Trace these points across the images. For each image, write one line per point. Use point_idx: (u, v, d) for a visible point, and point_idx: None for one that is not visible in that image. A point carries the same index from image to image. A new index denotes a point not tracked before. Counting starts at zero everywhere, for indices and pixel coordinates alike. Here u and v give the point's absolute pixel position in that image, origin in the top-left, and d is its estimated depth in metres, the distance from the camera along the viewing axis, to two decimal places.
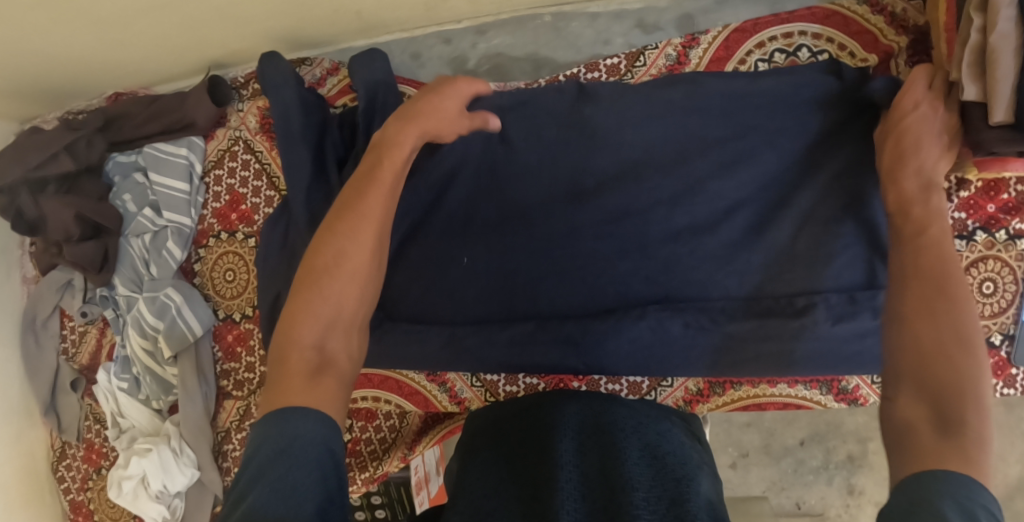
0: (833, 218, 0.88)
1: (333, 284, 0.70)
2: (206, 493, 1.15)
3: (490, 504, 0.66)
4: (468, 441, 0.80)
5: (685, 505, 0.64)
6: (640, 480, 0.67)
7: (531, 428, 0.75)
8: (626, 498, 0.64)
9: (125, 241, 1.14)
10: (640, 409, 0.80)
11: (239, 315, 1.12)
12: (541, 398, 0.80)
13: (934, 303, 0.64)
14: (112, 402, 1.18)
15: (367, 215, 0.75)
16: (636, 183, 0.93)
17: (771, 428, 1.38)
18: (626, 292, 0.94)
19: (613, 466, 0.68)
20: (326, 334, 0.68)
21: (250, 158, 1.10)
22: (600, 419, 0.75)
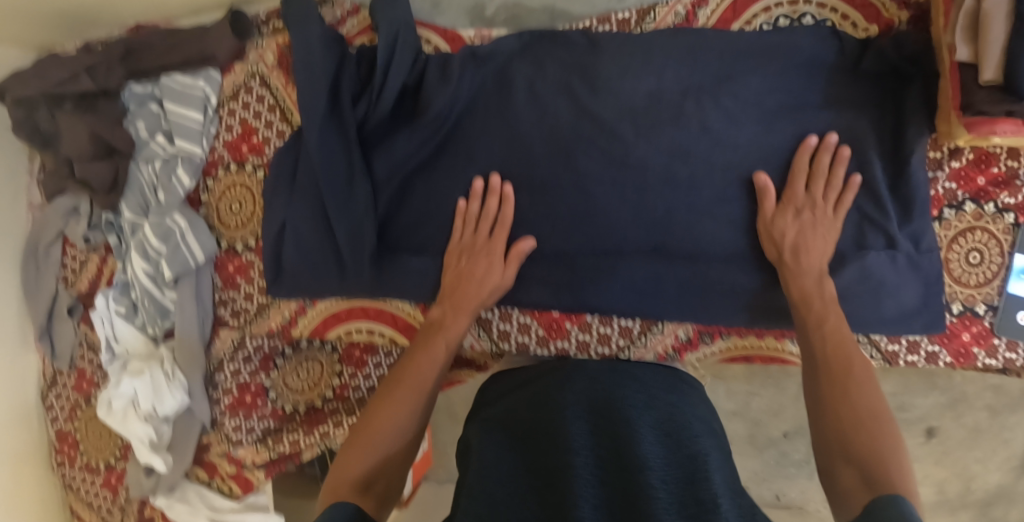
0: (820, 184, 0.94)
1: (382, 422, 0.86)
2: (195, 422, 1.17)
3: (512, 494, 0.72)
4: (479, 424, 0.86)
5: (703, 483, 0.69)
6: (656, 460, 0.71)
7: (538, 415, 0.80)
8: (643, 480, 0.68)
9: (134, 167, 1.15)
10: (650, 389, 0.86)
11: (241, 246, 1.13)
12: (546, 386, 0.86)
13: (844, 372, 0.83)
14: (108, 327, 1.19)
15: (423, 375, 0.90)
16: (645, 141, 0.98)
17: (756, 419, 1.46)
18: (627, 237, 0.99)
19: (626, 448, 0.72)
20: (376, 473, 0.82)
21: (264, 93, 1.12)
22: (608, 402, 0.80)
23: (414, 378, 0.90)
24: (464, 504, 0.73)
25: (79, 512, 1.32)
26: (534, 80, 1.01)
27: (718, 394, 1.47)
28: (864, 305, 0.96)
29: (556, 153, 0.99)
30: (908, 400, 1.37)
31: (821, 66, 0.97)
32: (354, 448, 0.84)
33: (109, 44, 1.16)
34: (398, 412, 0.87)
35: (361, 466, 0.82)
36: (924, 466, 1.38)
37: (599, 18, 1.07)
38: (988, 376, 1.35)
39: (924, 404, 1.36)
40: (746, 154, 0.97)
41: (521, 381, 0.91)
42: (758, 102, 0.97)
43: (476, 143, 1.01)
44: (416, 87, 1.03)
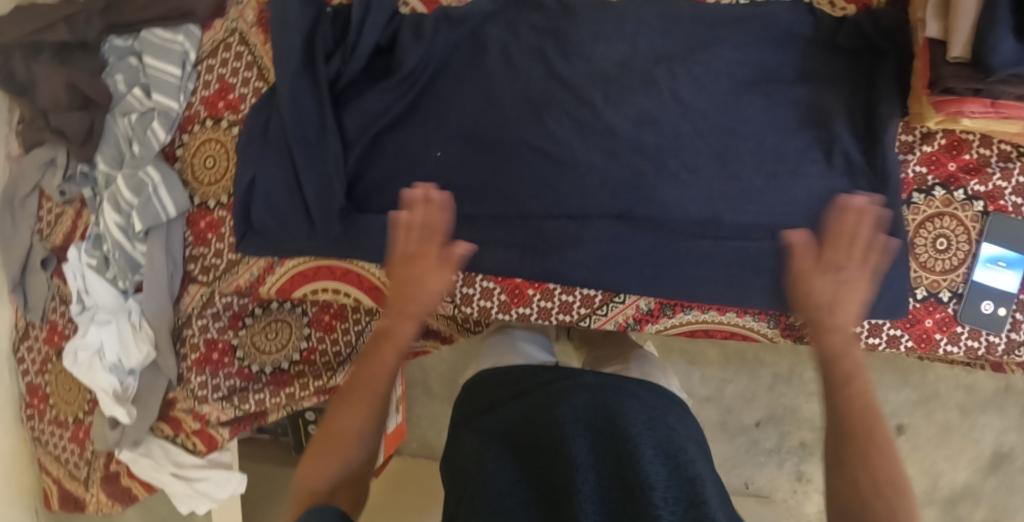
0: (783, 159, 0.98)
1: (338, 425, 0.77)
2: (160, 379, 1.17)
3: (508, 510, 0.71)
4: (472, 424, 0.84)
5: (705, 507, 0.68)
6: (658, 479, 0.71)
7: (537, 423, 0.79)
8: (645, 499, 0.68)
9: (111, 119, 1.16)
10: (648, 395, 0.84)
11: (213, 203, 1.14)
12: (545, 389, 0.83)
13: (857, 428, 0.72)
14: (80, 280, 1.20)
15: (389, 370, 0.81)
16: (618, 105, 0.98)
17: (729, 405, 1.49)
18: (590, 204, 0.99)
19: (629, 466, 0.72)
20: (340, 480, 0.75)
21: (243, 50, 1.12)
22: (611, 413, 0.79)
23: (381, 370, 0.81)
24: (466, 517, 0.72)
25: (48, 467, 1.33)
26: (507, 44, 1.00)
27: (693, 380, 1.50)
28: None
29: (522, 118, 0.99)
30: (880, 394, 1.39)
31: (791, 39, 1.00)
32: (318, 451, 0.76)
33: None
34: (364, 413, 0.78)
35: (328, 472, 0.75)
36: None
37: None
38: (962, 375, 1.37)
39: (896, 399, 1.39)
40: (713, 124, 0.99)
41: (515, 382, 0.87)
42: (729, 73, 0.99)
43: (446, 101, 1.01)
44: (390, 46, 1.03)
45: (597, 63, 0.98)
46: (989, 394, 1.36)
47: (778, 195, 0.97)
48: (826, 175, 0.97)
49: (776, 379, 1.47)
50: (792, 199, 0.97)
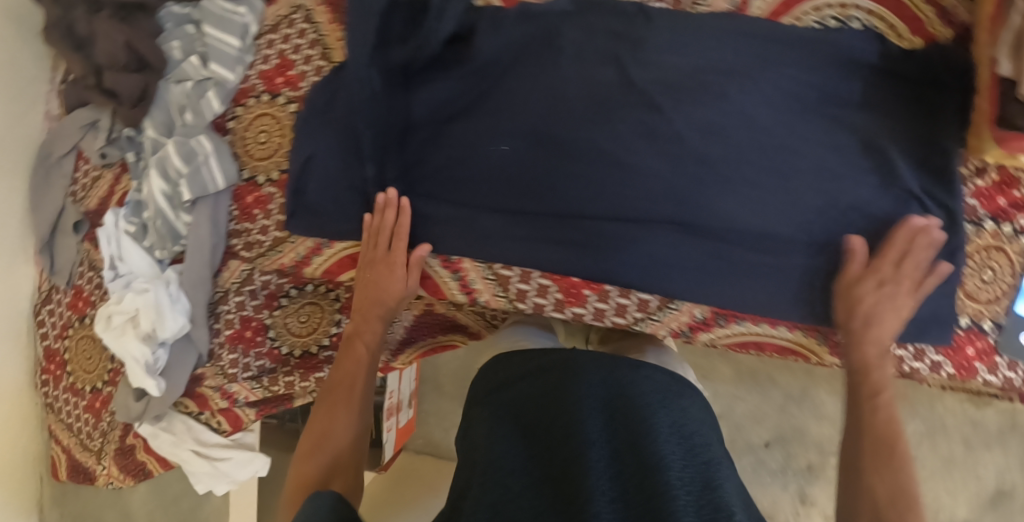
0: (845, 183, 0.98)
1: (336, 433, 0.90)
2: (191, 353, 1.14)
3: (521, 487, 0.75)
4: (491, 398, 0.89)
5: (717, 490, 0.74)
6: (673, 458, 0.76)
7: (552, 402, 0.83)
8: (661, 476, 0.73)
9: (164, 85, 1.14)
10: (664, 377, 0.88)
11: (264, 178, 1.11)
12: (561, 367, 0.87)
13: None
14: (114, 245, 1.17)
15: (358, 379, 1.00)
16: (687, 113, 0.98)
17: (738, 423, 1.48)
18: (652, 210, 0.99)
19: (643, 446, 0.76)
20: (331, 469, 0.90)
21: (307, 28, 1.10)
22: (626, 395, 0.83)
23: (352, 377, 1.00)
24: (480, 486, 0.77)
25: (59, 434, 1.30)
26: (582, 45, 0.99)
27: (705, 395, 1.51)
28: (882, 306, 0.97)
29: (583, 118, 0.98)
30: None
31: (860, 67, 1.00)
32: (309, 453, 0.92)
33: None
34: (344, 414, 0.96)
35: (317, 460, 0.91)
36: None
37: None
38: (970, 409, 1.37)
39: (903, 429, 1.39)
40: (777, 142, 0.99)
41: (531, 359, 0.91)
42: (797, 92, 1.00)
43: (512, 93, 0.99)
44: (465, 37, 1.02)
45: (673, 73, 0.98)
46: (994, 429, 1.36)
47: (835, 216, 0.99)
48: (884, 200, 0.99)
49: (787, 400, 1.45)
50: (846, 221, 0.99)
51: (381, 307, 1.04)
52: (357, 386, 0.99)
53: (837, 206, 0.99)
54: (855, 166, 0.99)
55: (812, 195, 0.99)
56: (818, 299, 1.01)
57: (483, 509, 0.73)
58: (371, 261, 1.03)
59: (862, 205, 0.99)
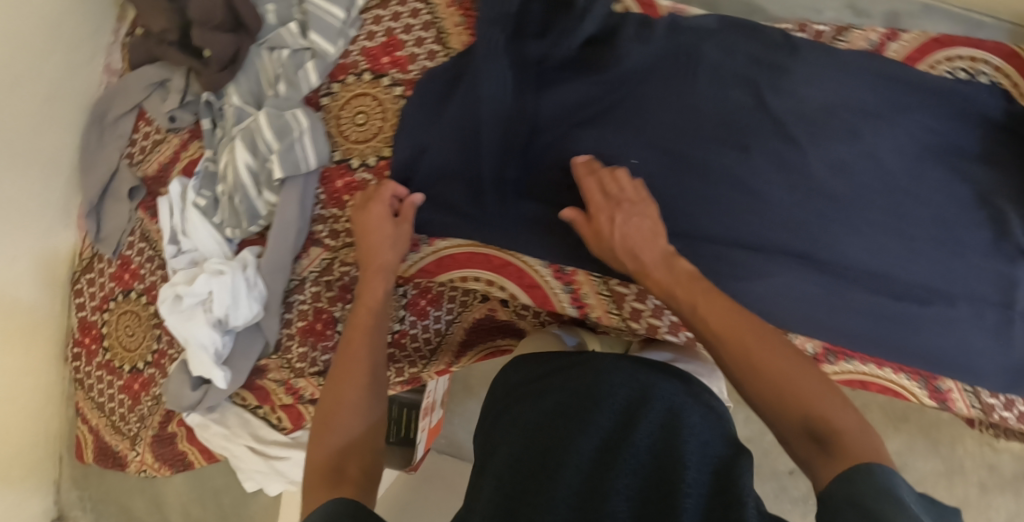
0: (966, 233, 0.96)
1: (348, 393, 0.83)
2: (257, 341, 1.05)
3: (525, 480, 0.70)
4: (511, 404, 0.82)
5: (736, 489, 0.66)
6: (692, 459, 0.69)
7: (572, 397, 0.78)
8: (680, 478, 0.67)
9: (255, 51, 1.05)
10: (695, 384, 0.82)
11: (358, 163, 1.04)
12: (584, 375, 0.81)
13: (735, 344, 0.76)
14: (179, 217, 1.08)
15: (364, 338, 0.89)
16: (821, 145, 0.96)
17: (767, 449, 1.48)
18: (776, 239, 0.97)
19: (665, 449, 0.71)
20: (346, 455, 0.78)
21: (421, 8, 1.03)
22: (645, 397, 0.77)
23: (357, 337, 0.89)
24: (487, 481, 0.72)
25: (86, 413, 1.21)
26: (720, 66, 0.96)
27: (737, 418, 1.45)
28: (979, 353, 0.97)
29: (718, 140, 0.96)
30: (909, 460, 1.34)
31: (982, 120, 0.98)
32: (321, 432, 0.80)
33: None
34: (353, 380, 0.84)
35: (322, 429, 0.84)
36: None
37: (794, 23, 1.05)
38: (988, 453, 1.31)
39: (924, 468, 1.33)
40: (902, 185, 0.96)
41: (552, 360, 0.88)
42: (926, 137, 0.97)
43: (647, 101, 0.96)
44: (600, 41, 0.98)
45: (812, 104, 0.96)
46: (1011, 474, 1.30)
47: (945, 263, 0.96)
48: (999, 254, 0.96)
49: None
50: (964, 272, 0.96)
51: (384, 265, 0.96)
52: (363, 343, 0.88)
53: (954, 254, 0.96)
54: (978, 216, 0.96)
55: (926, 244, 0.96)
56: (918, 341, 0.98)
57: (488, 502, 0.69)
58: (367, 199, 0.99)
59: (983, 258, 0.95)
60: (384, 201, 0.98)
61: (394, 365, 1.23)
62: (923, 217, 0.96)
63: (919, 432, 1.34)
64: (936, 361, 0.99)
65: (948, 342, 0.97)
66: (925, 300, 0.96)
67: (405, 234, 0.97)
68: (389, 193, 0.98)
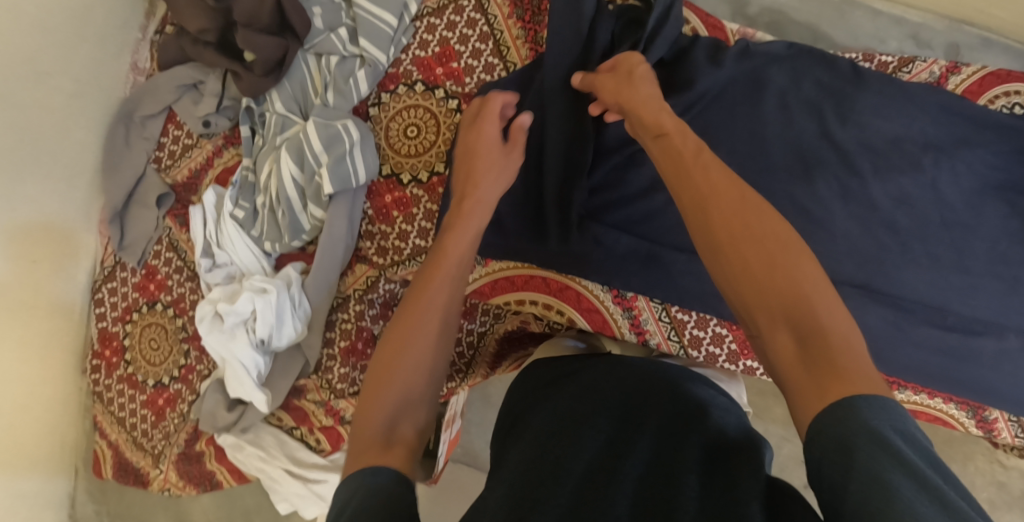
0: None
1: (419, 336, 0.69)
2: (297, 360, 1.01)
3: (524, 472, 0.66)
4: (524, 414, 0.80)
5: (738, 489, 0.60)
6: (694, 462, 0.65)
7: (580, 403, 0.76)
8: (680, 481, 0.62)
9: (302, 56, 1.01)
10: (709, 390, 0.79)
11: (408, 178, 0.99)
12: (599, 381, 0.80)
13: (724, 236, 0.62)
14: (214, 228, 1.02)
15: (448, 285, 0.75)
16: (885, 176, 0.94)
17: (784, 463, 1.39)
18: (838, 269, 0.96)
19: (674, 455, 0.66)
20: (401, 416, 0.64)
21: (479, 18, 0.99)
22: (661, 402, 0.74)
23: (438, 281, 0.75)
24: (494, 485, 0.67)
25: (105, 427, 1.15)
26: (786, 91, 0.97)
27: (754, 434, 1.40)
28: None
29: (785, 169, 0.95)
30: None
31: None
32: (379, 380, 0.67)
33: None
34: (428, 329, 0.70)
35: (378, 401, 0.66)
36: None
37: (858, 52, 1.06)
38: (998, 470, 1.27)
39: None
40: (959, 220, 0.94)
41: (567, 366, 0.88)
42: (987, 171, 0.95)
43: (717, 124, 0.97)
44: (670, 62, 1.02)
45: (880, 134, 0.95)
46: (1019, 493, 1.25)
47: (1004, 297, 0.93)
48: None
49: None
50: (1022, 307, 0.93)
51: (476, 224, 0.83)
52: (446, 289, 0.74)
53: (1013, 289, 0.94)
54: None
55: (984, 274, 0.94)
56: (961, 372, 0.98)
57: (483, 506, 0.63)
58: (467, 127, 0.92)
59: None
60: (490, 136, 0.89)
61: None
62: (981, 252, 0.94)
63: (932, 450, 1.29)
64: (979, 390, 0.99)
65: (997, 376, 0.96)
66: (976, 332, 0.95)
67: (513, 166, 0.89)
68: (495, 129, 0.89)
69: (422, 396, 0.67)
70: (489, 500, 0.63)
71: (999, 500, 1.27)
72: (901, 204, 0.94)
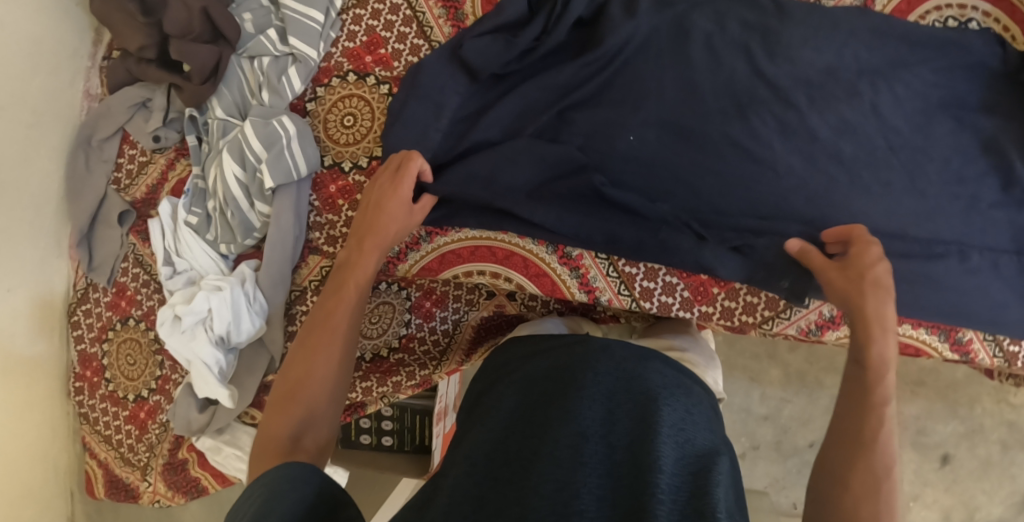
0: (981, 184, 0.92)
1: (319, 356, 0.77)
2: (262, 355, 1.04)
3: (509, 477, 0.67)
4: (494, 387, 0.83)
5: (709, 497, 0.64)
6: (667, 461, 0.67)
7: (558, 381, 0.77)
8: (651, 480, 0.64)
9: (236, 61, 1.05)
10: (672, 370, 0.81)
11: (349, 165, 1.02)
12: (581, 354, 0.81)
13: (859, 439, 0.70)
14: (171, 237, 1.06)
15: (338, 336, 0.79)
16: (819, 106, 0.93)
17: (786, 425, 1.33)
18: (786, 207, 0.93)
19: (644, 444, 0.68)
20: (305, 427, 0.74)
21: (400, 3, 1.02)
22: (632, 386, 0.75)
23: (331, 332, 0.79)
24: (457, 462, 0.71)
25: (94, 447, 1.18)
26: (712, 36, 0.96)
27: (751, 398, 1.35)
28: (1000, 306, 0.93)
29: (716, 113, 0.94)
30: (928, 424, 1.27)
31: (979, 70, 0.93)
32: (283, 405, 0.75)
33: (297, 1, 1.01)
34: (324, 364, 0.77)
35: (293, 419, 0.74)
36: (935, 491, 1.27)
37: None
38: (1006, 410, 1.25)
39: (943, 431, 1.27)
40: (906, 142, 0.93)
41: (539, 340, 0.90)
42: (923, 89, 0.93)
43: (650, 79, 0.96)
44: (590, 21, 0.98)
45: (814, 63, 0.94)
46: None
47: (962, 216, 0.92)
48: (1002, 204, 0.91)
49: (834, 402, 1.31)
50: (977, 223, 0.92)
51: (363, 274, 0.85)
52: (338, 346, 0.78)
53: (964, 206, 0.92)
54: (981, 165, 0.92)
55: (939, 196, 0.92)
56: (930, 300, 0.93)
57: (455, 484, 0.68)
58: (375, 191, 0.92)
59: (997, 206, 0.91)
60: (405, 193, 0.90)
61: (403, 369, 1.16)
62: (933, 173, 0.92)
63: (936, 395, 1.27)
64: (952, 313, 0.94)
65: (966, 297, 0.93)
66: (938, 255, 0.93)
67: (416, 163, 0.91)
68: (409, 186, 0.91)
69: (325, 413, 0.75)
70: (459, 484, 0.67)
71: (1006, 438, 1.25)
72: (837, 130, 0.93)
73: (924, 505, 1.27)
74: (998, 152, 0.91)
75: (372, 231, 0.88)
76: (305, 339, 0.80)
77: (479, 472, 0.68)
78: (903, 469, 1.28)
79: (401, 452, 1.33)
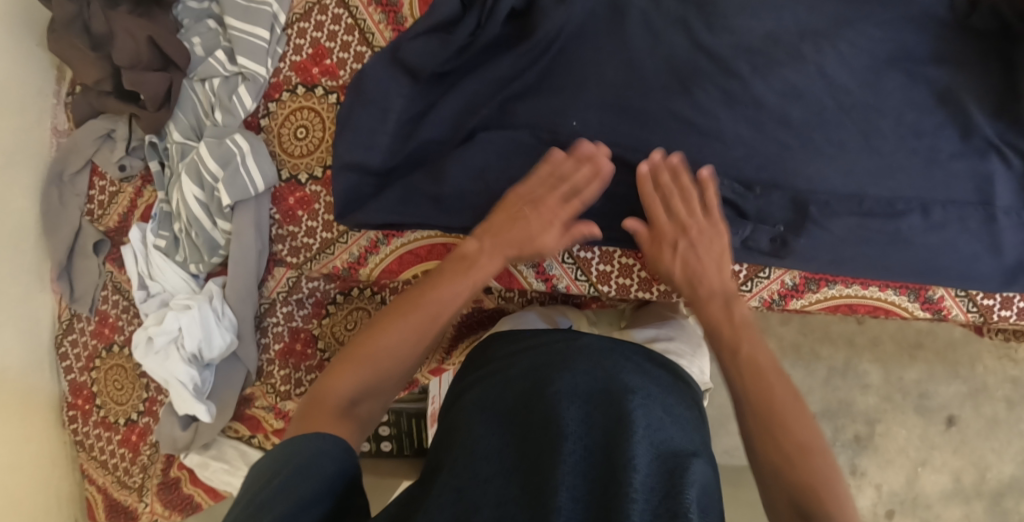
0: (939, 134, 0.90)
1: (405, 324, 0.76)
2: (238, 370, 1.08)
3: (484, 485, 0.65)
4: (472, 389, 0.81)
5: (682, 497, 0.62)
6: (642, 461, 0.65)
7: (537, 384, 0.75)
8: (626, 480, 0.62)
9: (188, 85, 1.07)
10: (648, 373, 0.79)
11: (305, 177, 1.04)
12: (561, 357, 0.78)
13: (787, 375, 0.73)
14: (143, 263, 1.09)
15: (435, 315, 0.78)
16: (762, 71, 0.92)
17: None
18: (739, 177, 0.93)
19: (620, 445, 0.66)
20: (366, 392, 0.72)
21: (342, 13, 1.03)
22: (610, 388, 0.74)
23: (427, 307, 0.78)
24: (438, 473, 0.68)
25: (92, 472, 1.21)
26: (649, 12, 0.96)
27: None
28: (974, 260, 0.90)
29: (661, 89, 0.94)
30: (931, 387, 1.24)
31: (928, 22, 0.92)
32: (359, 358, 0.73)
33: (240, 26, 1.03)
34: (410, 334, 0.76)
35: (361, 379, 0.72)
36: (943, 454, 1.24)
37: None
38: (1010, 366, 1.23)
39: (946, 392, 1.24)
40: (858, 100, 0.91)
41: (520, 337, 0.89)
42: (869, 44, 0.92)
43: (591, 61, 0.96)
44: (526, 12, 0.99)
45: (755, 30, 0.93)
46: None
47: (922, 170, 0.90)
48: (961, 153, 0.90)
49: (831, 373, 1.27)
50: (939, 176, 0.90)
51: (482, 274, 0.84)
52: (431, 329, 0.77)
53: (923, 160, 0.90)
54: (935, 116, 0.90)
55: (896, 151, 0.91)
56: (895, 261, 0.91)
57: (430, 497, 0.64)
58: (534, 204, 0.88)
59: (958, 156, 0.90)
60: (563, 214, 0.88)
61: None
62: (888, 129, 0.91)
63: (936, 358, 1.25)
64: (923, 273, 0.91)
65: (937, 253, 0.90)
66: (899, 213, 0.91)
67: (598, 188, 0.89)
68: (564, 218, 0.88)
69: (390, 384, 0.74)
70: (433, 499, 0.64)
71: (1012, 395, 1.22)
72: (780, 93, 0.92)
73: (934, 470, 1.23)
74: (953, 102, 0.90)
75: (510, 243, 0.86)
76: (404, 301, 0.79)
77: (458, 480, 0.66)
78: (910, 435, 1.24)
79: (403, 455, 1.32)
